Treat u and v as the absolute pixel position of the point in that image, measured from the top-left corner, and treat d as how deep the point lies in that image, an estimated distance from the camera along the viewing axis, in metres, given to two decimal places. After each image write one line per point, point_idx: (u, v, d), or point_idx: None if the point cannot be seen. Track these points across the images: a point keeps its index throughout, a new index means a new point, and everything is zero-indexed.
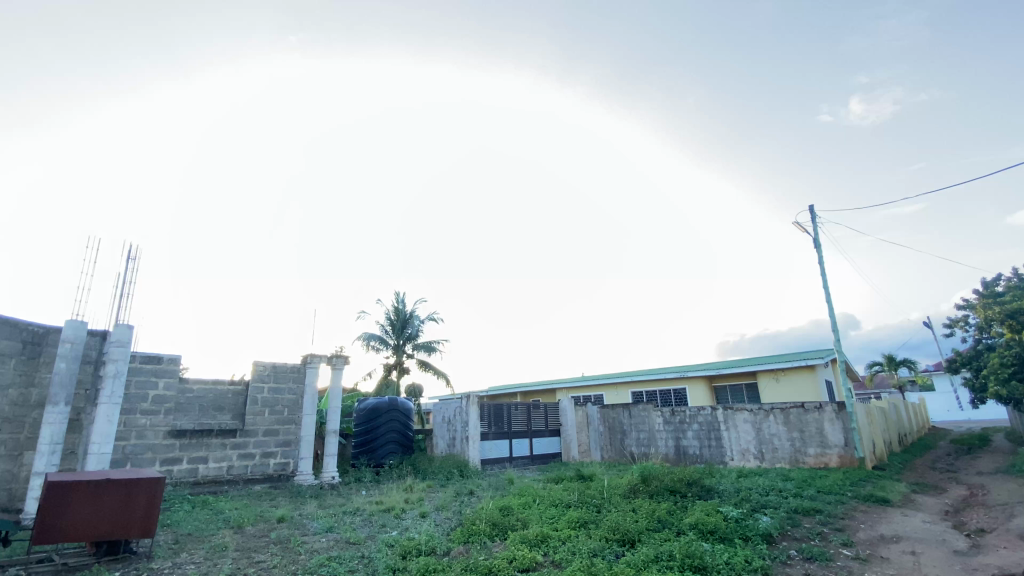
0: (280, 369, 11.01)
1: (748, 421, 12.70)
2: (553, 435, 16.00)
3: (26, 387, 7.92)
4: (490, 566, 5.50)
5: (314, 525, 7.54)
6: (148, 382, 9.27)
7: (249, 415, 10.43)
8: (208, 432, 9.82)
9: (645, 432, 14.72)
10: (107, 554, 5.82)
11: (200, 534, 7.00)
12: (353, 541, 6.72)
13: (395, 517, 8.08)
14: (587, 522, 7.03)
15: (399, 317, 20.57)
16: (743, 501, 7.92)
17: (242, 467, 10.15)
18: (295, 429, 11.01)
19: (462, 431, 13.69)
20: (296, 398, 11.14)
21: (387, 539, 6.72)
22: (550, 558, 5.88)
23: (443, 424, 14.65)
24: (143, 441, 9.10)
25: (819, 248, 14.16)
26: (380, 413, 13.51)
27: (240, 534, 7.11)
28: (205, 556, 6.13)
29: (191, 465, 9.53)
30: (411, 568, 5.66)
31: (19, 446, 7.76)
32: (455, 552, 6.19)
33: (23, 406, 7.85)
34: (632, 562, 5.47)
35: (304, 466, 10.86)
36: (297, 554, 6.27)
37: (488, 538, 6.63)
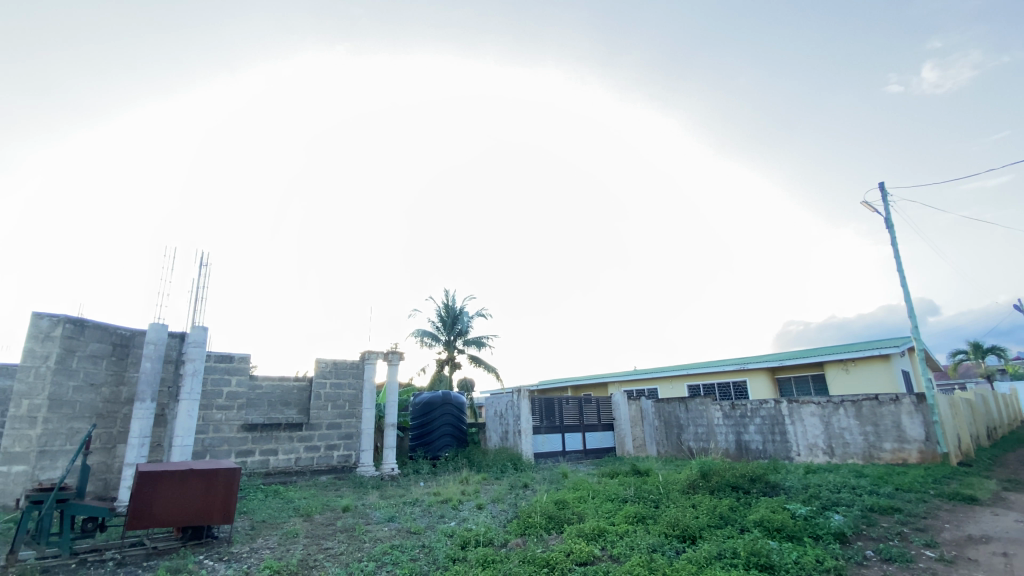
0: (340, 366, 11.47)
1: (815, 415, 12.03)
2: (606, 429, 15.83)
3: (117, 385, 8.69)
4: (547, 558, 5.51)
5: (376, 515, 7.85)
6: (222, 379, 9.94)
7: (313, 410, 10.94)
8: (277, 425, 10.40)
9: (703, 426, 14.27)
10: (192, 539, 6.31)
11: (273, 521, 7.45)
12: (413, 531, 6.93)
13: (452, 508, 8.25)
14: (645, 517, 6.91)
15: (450, 313, 20.94)
16: (813, 498, 7.51)
17: (309, 459, 10.69)
18: (355, 422, 11.46)
19: (514, 425, 13.79)
20: (355, 392, 11.59)
21: (446, 530, 6.88)
22: (608, 553, 5.83)
23: (496, 418, 14.81)
24: (219, 434, 9.77)
25: (891, 228, 13.14)
26: (434, 406, 13.85)
27: (309, 522, 7.51)
28: (278, 542, 6.53)
29: (262, 456, 10.14)
30: (470, 558, 5.78)
31: (112, 439, 8.54)
32: (512, 544, 6.26)
33: (114, 403, 8.62)
34: (694, 559, 5.33)
35: (365, 458, 11.31)
36: (362, 541, 6.55)
37: (545, 531, 6.64)
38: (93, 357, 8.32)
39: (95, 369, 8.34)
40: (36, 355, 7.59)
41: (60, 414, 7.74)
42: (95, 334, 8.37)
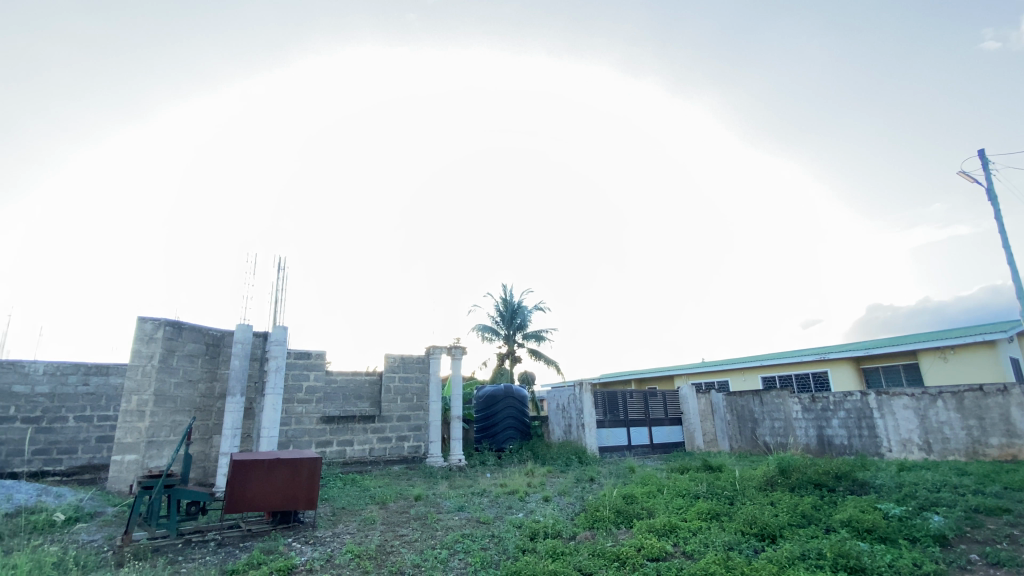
0: (407, 360, 11.89)
1: (908, 408, 11.07)
2: (674, 423, 15.39)
3: (211, 381, 9.50)
4: (617, 553, 5.44)
5: (447, 504, 8.10)
6: (302, 374, 10.61)
7: (384, 402, 11.43)
8: (352, 417, 10.97)
9: (781, 420, 13.56)
10: (281, 522, 6.80)
11: (352, 508, 7.89)
12: (483, 521, 7.08)
13: (519, 500, 8.35)
14: (719, 514, 6.68)
15: (508, 307, 21.11)
16: (907, 498, 6.93)
17: (382, 449, 11.20)
18: (423, 415, 11.86)
19: (578, 419, 13.71)
20: (422, 386, 11.99)
21: (515, 521, 6.97)
22: (680, 549, 5.68)
23: (558, 412, 14.78)
24: (301, 426, 10.44)
25: (994, 200, 11.79)
26: (497, 400, 14.06)
27: (385, 509, 7.88)
28: (358, 527, 6.91)
29: (340, 447, 10.74)
30: (539, 549, 5.82)
31: (209, 430, 9.36)
32: (580, 536, 6.25)
33: (209, 398, 9.42)
34: (775, 559, 5.08)
35: (434, 449, 11.69)
36: (435, 529, 6.78)
37: (614, 525, 6.57)
38: (190, 356, 9.13)
39: (192, 367, 9.15)
40: (142, 355, 8.42)
41: (164, 408, 8.56)
42: (190, 335, 9.17)
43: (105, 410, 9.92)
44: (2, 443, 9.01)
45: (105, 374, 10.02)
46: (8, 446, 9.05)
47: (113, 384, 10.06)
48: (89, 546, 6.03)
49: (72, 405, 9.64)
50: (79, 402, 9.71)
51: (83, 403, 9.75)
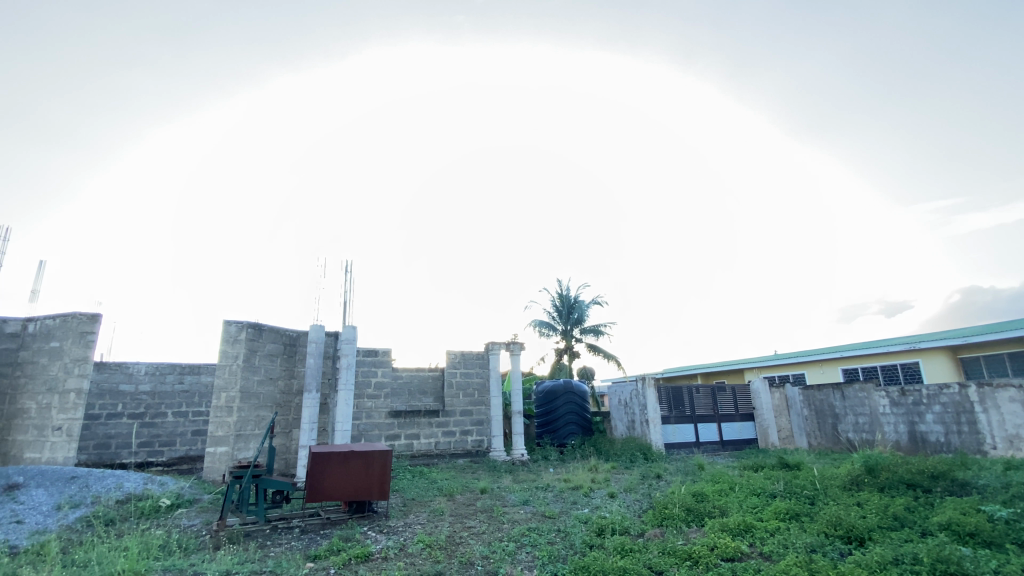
0: (468, 356, 12.13)
1: (1017, 401, 9.95)
2: (745, 419, 14.70)
3: (290, 378, 10.13)
4: (689, 552, 5.29)
5: (512, 498, 8.20)
6: (371, 370, 11.09)
7: (447, 397, 11.72)
8: (417, 412, 11.34)
9: (866, 415, 12.66)
10: (357, 512, 7.16)
11: (421, 499, 8.18)
12: (548, 515, 7.11)
13: (584, 495, 8.30)
14: (799, 515, 6.33)
15: (565, 302, 20.99)
16: (1018, 500, 6.25)
17: (447, 443, 11.50)
18: (485, 409, 12.07)
19: (641, 414, 13.42)
20: (483, 381, 12.19)
21: (581, 516, 6.95)
22: (757, 550, 5.44)
23: (620, 407, 14.53)
24: (371, 420, 10.92)
25: None
26: (557, 395, 14.05)
27: (452, 501, 8.10)
28: (428, 518, 7.16)
29: (407, 440, 11.14)
30: (607, 545, 5.77)
31: (289, 424, 9.99)
32: (649, 534, 6.13)
33: (289, 394, 10.07)
34: (863, 563, 4.75)
35: (496, 444, 11.87)
36: (501, 522, 6.88)
37: (684, 523, 6.40)
38: (270, 355, 9.79)
39: (272, 365, 9.81)
40: (229, 355, 9.13)
41: (250, 404, 9.24)
42: (270, 336, 9.82)
43: (198, 405, 10.85)
44: (112, 436, 10.07)
45: (197, 372, 10.95)
46: (117, 438, 10.09)
47: (204, 382, 10.97)
48: (190, 530, 6.63)
49: (170, 402, 10.61)
50: (175, 398, 10.67)
51: (179, 399, 10.71)
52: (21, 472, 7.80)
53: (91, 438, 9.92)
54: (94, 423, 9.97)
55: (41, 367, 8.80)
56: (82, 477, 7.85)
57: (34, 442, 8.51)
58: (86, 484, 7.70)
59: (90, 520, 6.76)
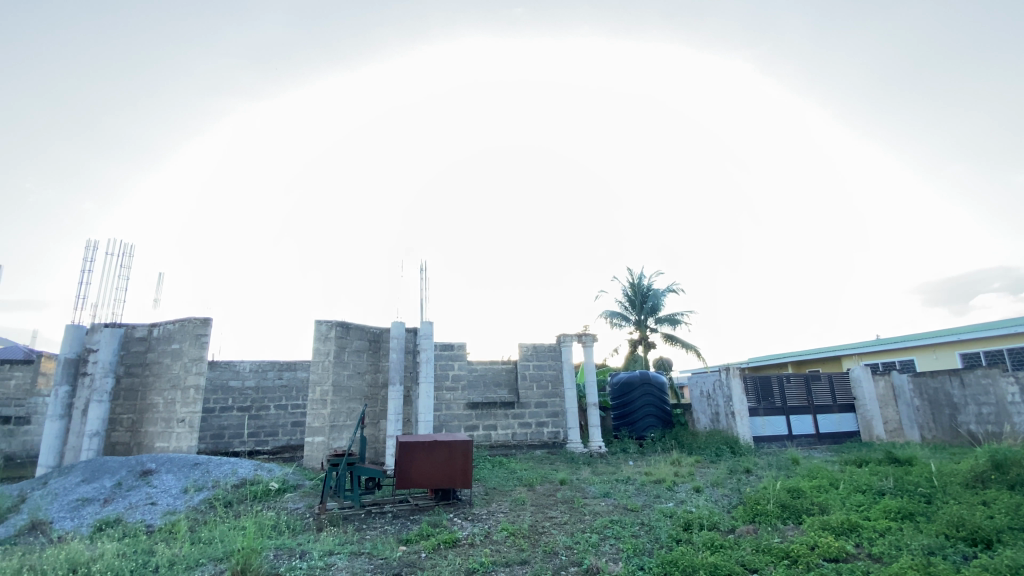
0: (540, 349, 12.18)
1: None
2: (845, 410, 13.54)
3: (375, 372, 10.72)
4: (786, 550, 5.00)
5: (592, 490, 8.15)
6: (448, 363, 11.47)
7: (521, 389, 11.85)
8: (494, 404, 11.58)
9: (991, 405, 11.73)
10: (443, 499, 7.46)
11: (502, 488, 8.36)
12: (631, 508, 7.00)
13: (668, 489, 8.08)
14: (912, 514, 5.75)
15: (638, 292, 20.42)
16: None
17: (523, 434, 11.65)
18: (560, 401, 12.09)
19: (726, 406, 12.80)
20: (556, 372, 12.21)
21: (665, 510, 6.78)
22: (865, 551, 5.03)
23: (702, 398, 13.94)
24: (450, 411, 11.30)
25: None
26: (634, 386, 13.75)
27: (533, 491, 8.21)
28: (510, 507, 7.31)
29: (486, 431, 11.41)
30: (695, 540, 5.59)
31: (376, 416, 10.58)
32: (741, 530, 5.85)
33: (375, 386, 10.65)
34: (992, 567, 4.24)
35: (573, 435, 11.87)
36: (583, 514, 6.87)
37: (779, 521, 6.05)
38: (357, 351, 10.41)
39: (360, 360, 10.44)
40: (321, 352, 9.82)
41: (341, 397, 9.90)
42: (356, 333, 10.44)
43: (296, 399, 11.79)
44: (225, 427, 11.20)
45: (293, 368, 11.87)
46: (229, 429, 11.21)
47: (300, 377, 11.87)
48: (295, 512, 7.24)
49: (271, 396, 11.62)
50: (276, 392, 11.67)
51: (279, 393, 11.69)
52: (154, 459, 8.90)
53: (208, 429, 11.10)
54: (210, 416, 11.14)
55: (165, 366, 9.96)
56: (203, 463, 8.82)
57: (163, 432, 9.66)
58: (206, 470, 8.65)
59: (211, 501, 7.59)
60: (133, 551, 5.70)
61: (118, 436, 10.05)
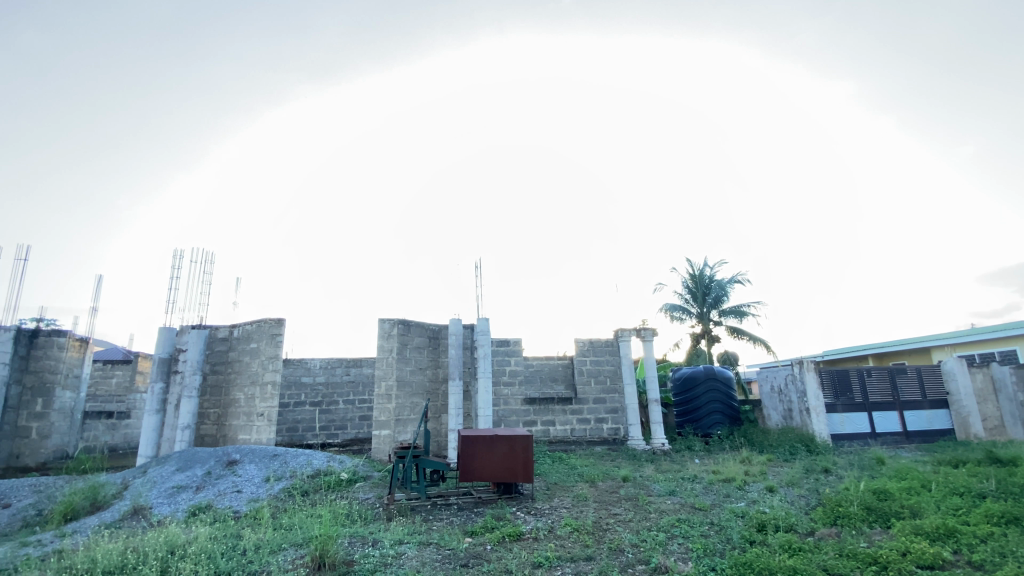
0: (597, 344, 12.03)
1: None
2: (936, 407, 12.44)
3: (436, 368, 10.99)
4: (873, 555, 4.65)
5: (657, 488, 7.95)
6: (504, 359, 11.56)
7: (579, 385, 11.74)
8: (551, 399, 11.57)
9: None
10: (505, 493, 7.55)
11: (564, 484, 8.34)
12: (699, 507, 6.77)
13: (738, 489, 7.75)
14: (1020, 519, 5.19)
15: (700, 284, 19.68)
16: None
17: (583, 430, 11.55)
18: (619, 397, 11.89)
19: (799, 402, 12.10)
20: (615, 368, 12.00)
21: (737, 509, 6.51)
22: (965, 558, 4.59)
23: (772, 394, 13.24)
24: (508, 406, 11.40)
25: None
26: (698, 382, 13.26)
27: (595, 487, 8.13)
28: (573, 503, 7.27)
29: (544, 427, 11.42)
30: (771, 542, 5.32)
31: (438, 410, 10.85)
32: (821, 533, 5.51)
33: (436, 381, 10.91)
34: None
35: (634, 432, 11.64)
36: (648, 512, 6.72)
37: (864, 524, 5.64)
38: (418, 347, 10.72)
39: (421, 356, 10.74)
40: (384, 349, 10.20)
41: (405, 391, 10.24)
42: (417, 330, 10.75)
43: (362, 394, 12.31)
44: (299, 420, 11.88)
45: (359, 365, 12.39)
46: (302, 423, 11.89)
47: (365, 373, 12.37)
48: (366, 501, 7.57)
49: (340, 391, 12.20)
50: (344, 388, 12.23)
51: (347, 389, 12.25)
52: (238, 450, 9.60)
53: (284, 422, 11.83)
54: (285, 410, 11.86)
55: (245, 364, 10.69)
56: (281, 455, 9.40)
57: (245, 425, 10.38)
58: (285, 461, 9.22)
59: (290, 490, 8.09)
60: (223, 535, 6.17)
61: (206, 429, 10.91)
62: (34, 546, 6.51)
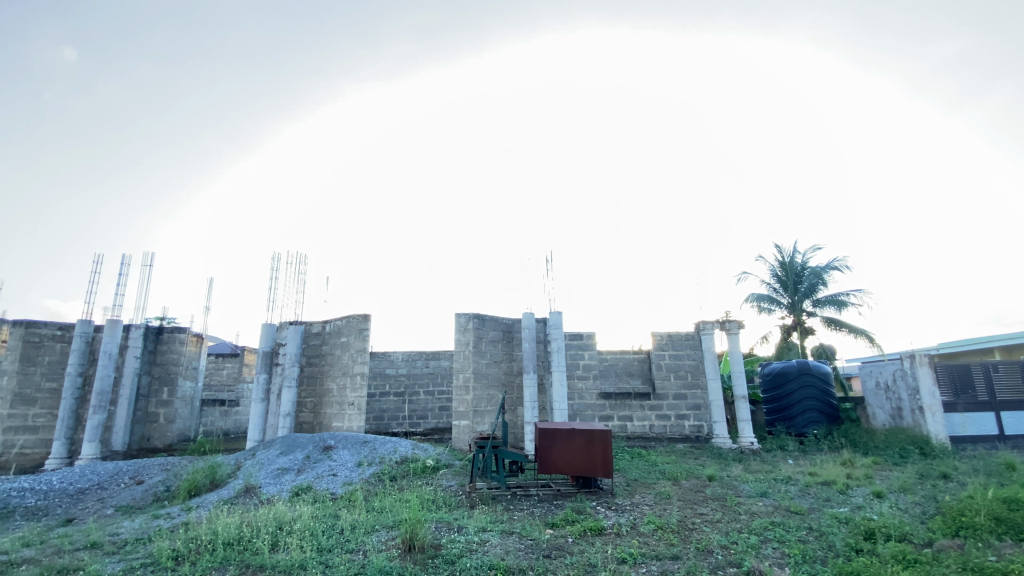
0: (675, 337, 11.60)
1: None
2: None
3: (511, 361, 11.14)
4: (1007, 572, 4.11)
5: (746, 488, 7.54)
6: (578, 353, 11.49)
7: (657, 380, 11.40)
8: (628, 394, 11.34)
9: None
10: (584, 487, 7.51)
11: (645, 480, 8.15)
12: (795, 510, 6.34)
13: (840, 493, 7.15)
14: None
15: (790, 272, 18.32)
16: None
17: (662, 426, 11.20)
18: (701, 393, 11.40)
19: (911, 401, 10.96)
20: (696, 362, 11.51)
21: (839, 515, 6.02)
22: None
23: (877, 391, 12.05)
24: (584, 400, 11.31)
25: None
26: (790, 377, 12.40)
27: (679, 486, 7.87)
28: (655, 500, 7.09)
29: (621, 422, 11.22)
30: (880, 551, 4.86)
31: (515, 403, 11.00)
32: (940, 544, 4.96)
33: (511, 374, 11.06)
34: None
35: (719, 430, 11.12)
36: (737, 513, 6.39)
37: (994, 536, 4.99)
38: (493, 341, 10.93)
39: (496, 349, 10.93)
40: (461, 342, 10.52)
41: (481, 383, 10.49)
42: (491, 324, 10.95)
43: (441, 385, 12.77)
44: (384, 410, 12.56)
45: (438, 358, 12.86)
46: (387, 412, 12.55)
47: (444, 365, 12.81)
48: (450, 489, 7.87)
49: (421, 382, 12.73)
50: (424, 379, 12.75)
51: (427, 380, 12.76)
52: (332, 437, 10.34)
53: (371, 411, 12.56)
54: (372, 400, 12.59)
55: (336, 357, 11.47)
56: (370, 442, 9.99)
57: (338, 414, 11.16)
58: (373, 447, 9.79)
59: (380, 475, 8.58)
60: (323, 514, 6.68)
61: (304, 416, 11.87)
62: (166, 518, 7.43)
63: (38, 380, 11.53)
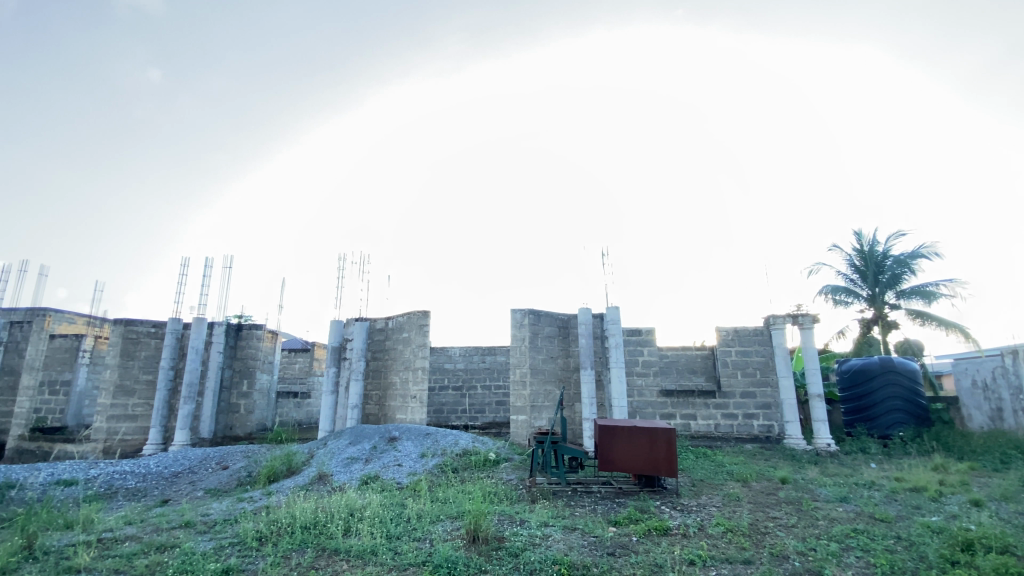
0: (742, 333, 11.08)
1: None
2: None
3: (567, 357, 11.08)
4: None
5: (824, 492, 7.09)
6: (637, 349, 11.24)
7: (722, 377, 10.95)
8: (691, 391, 10.98)
9: None
10: (647, 486, 7.35)
11: (712, 481, 7.87)
12: (881, 518, 5.88)
13: (931, 501, 6.56)
14: None
15: (870, 262, 16.99)
16: None
17: (729, 426, 10.75)
18: (771, 391, 10.83)
19: (1014, 401, 9.89)
20: (765, 359, 10.95)
21: (932, 524, 5.53)
22: None
23: (975, 390, 10.93)
24: (643, 398, 11.06)
25: None
26: (871, 375, 11.51)
27: (748, 487, 7.53)
28: (723, 501, 6.82)
29: (684, 420, 10.88)
30: (981, 564, 4.42)
31: (572, 399, 10.93)
32: None
33: (568, 370, 11.00)
34: None
35: (792, 430, 10.53)
36: (815, 518, 6.02)
37: None
38: (549, 336, 10.91)
39: (552, 345, 10.90)
40: (518, 337, 10.58)
41: (538, 378, 10.50)
42: (547, 320, 10.94)
43: (498, 379, 12.92)
44: (443, 403, 12.89)
45: (494, 353, 13.00)
46: (447, 405, 12.87)
47: (500, 360, 12.95)
48: (510, 482, 7.97)
49: (478, 376, 12.93)
50: (482, 373, 12.94)
51: (484, 375, 12.94)
52: (397, 428, 10.74)
53: (431, 405, 12.92)
54: (432, 393, 12.94)
55: (399, 351, 11.87)
56: (432, 434, 10.28)
57: (401, 407, 11.56)
58: (435, 439, 10.07)
59: (442, 467, 8.81)
60: (390, 503, 6.96)
61: (370, 409, 12.39)
62: (249, 501, 8.03)
63: (136, 373, 12.76)
